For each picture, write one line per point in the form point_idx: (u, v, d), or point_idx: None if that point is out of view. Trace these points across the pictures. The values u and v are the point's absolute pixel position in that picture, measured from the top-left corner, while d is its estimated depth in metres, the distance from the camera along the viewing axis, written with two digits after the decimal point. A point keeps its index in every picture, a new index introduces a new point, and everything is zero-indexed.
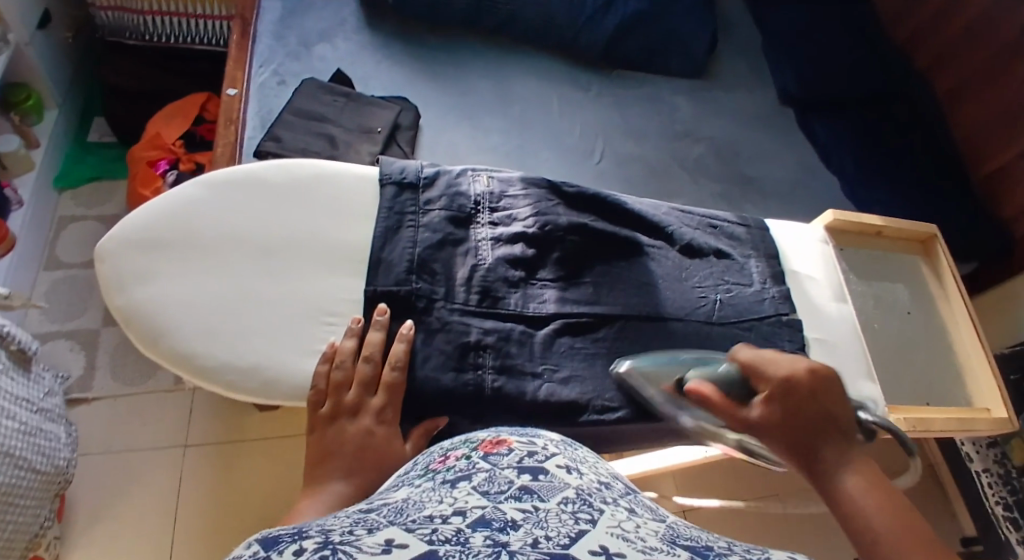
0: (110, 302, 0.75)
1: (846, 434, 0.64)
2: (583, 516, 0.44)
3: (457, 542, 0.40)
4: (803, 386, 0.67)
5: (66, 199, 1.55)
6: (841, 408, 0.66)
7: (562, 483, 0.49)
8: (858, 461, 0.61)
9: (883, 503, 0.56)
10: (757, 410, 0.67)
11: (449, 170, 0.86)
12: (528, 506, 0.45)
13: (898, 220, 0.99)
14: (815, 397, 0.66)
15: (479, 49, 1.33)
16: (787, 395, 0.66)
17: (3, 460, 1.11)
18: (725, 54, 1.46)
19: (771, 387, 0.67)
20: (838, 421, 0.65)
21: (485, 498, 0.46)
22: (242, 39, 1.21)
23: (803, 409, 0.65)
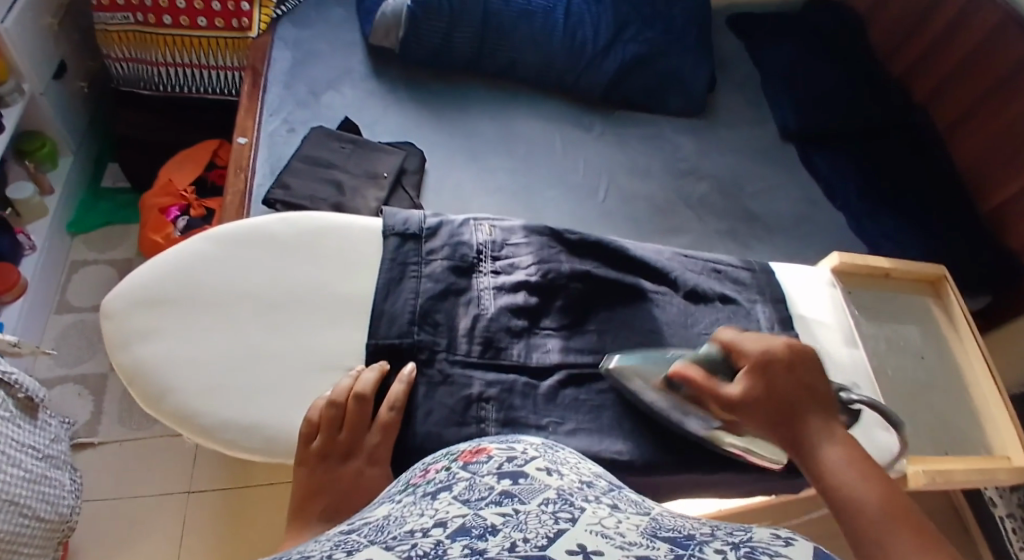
0: (115, 360, 0.75)
1: (826, 407, 0.66)
2: (563, 516, 0.47)
3: (435, 555, 0.42)
4: (786, 359, 0.68)
5: (78, 243, 1.57)
6: (822, 381, 0.68)
7: (542, 485, 0.53)
8: (839, 435, 0.63)
9: (861, 469, 0.59)
10: (742, 382, 0.68)
11: (452, 219, 0.86)
12: (508, 510, 0.48)
13: (904, 261, 0.99)
14: (801, 371, 0.68)
15: (483, 92, 1.34)
16: (772, 367, 0.68)
17: (6, 508, 1.11)
18: (729, 92, 1.46)
19: (756, 362, 0.68)
20: (816, 394, 0.67)
21: (465, 506, 0.49)
22: (253, 89, 1.24)
23: (789, 381, 0.67)
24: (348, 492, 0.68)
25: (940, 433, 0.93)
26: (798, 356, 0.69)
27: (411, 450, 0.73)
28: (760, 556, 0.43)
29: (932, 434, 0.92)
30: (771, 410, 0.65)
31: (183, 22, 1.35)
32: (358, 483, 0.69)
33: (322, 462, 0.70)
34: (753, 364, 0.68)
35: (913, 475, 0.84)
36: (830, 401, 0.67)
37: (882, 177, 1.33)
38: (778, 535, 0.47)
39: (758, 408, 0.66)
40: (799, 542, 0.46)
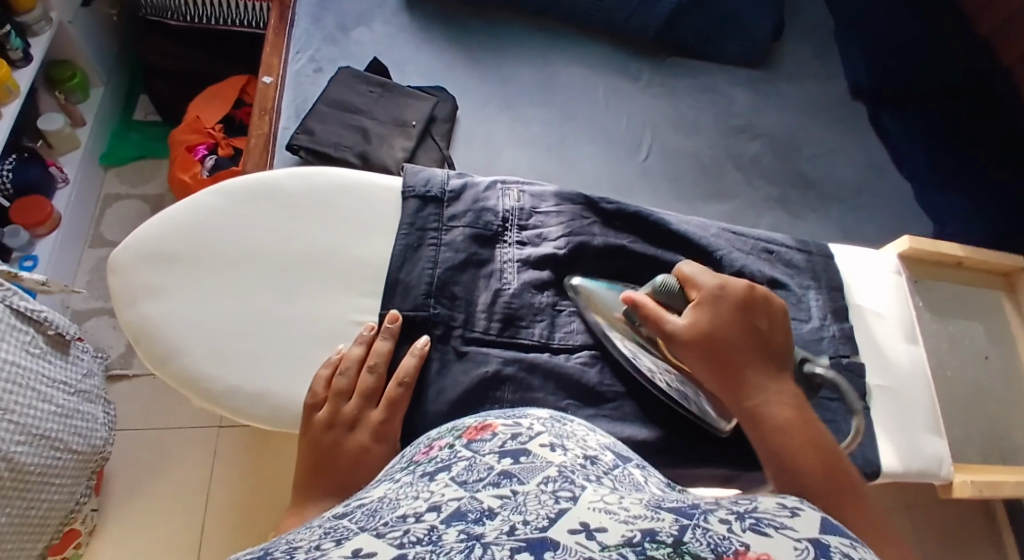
0: (121, 317, 0.71)
1: (772, 352, 0.64)
2: (563, 494, 0.42)
3: (427, 542, 0.37)
4: (738, 300, 0.65)
5: (111, 177, 1.52)
6: (774, 329, 0.66)
7: (543, 463, 0.48)
8: (780, 383, 0.63)
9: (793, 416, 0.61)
10: (691, 319, 0.65)
11: (478, 182, 0.80)
12: (506, 491, 0.43)
13: (981, 251, 0.91)
14: (755, 319, 0.65)
15: (524, 33, 1.25)
16: (723, 309, 0.65)
17: (36, 442, 0.99)
18: (793, 39, 1.34)
19: (706, 300, 0.65)
20: (766, 337, 0.65)
21: (462, 489, 0.45)
22: (280, 23, 1.16)
23: (738, 322, 0.64)
24: (350, 467, 0.65)
25: (993, 436, 0.87)
26: (755, 305, 0.66)
27: (420, 429, 0.69)
28: (765, 529, 0.39)
29: (975, 435, 0.86)
30: (712, 350, 0.63)
31: None
32: (361, 460, 0.65)
33: (326, 432, 0.67)
34: (706, 304, 0.65)
35: (960, 485, 0.80)
36: (782, 350, 0.65)
37: (954, 143, 1.22)
38: (783, 503, 0.43)
39: (702, 354, 0.63)
40: (803, 509, 0.42)
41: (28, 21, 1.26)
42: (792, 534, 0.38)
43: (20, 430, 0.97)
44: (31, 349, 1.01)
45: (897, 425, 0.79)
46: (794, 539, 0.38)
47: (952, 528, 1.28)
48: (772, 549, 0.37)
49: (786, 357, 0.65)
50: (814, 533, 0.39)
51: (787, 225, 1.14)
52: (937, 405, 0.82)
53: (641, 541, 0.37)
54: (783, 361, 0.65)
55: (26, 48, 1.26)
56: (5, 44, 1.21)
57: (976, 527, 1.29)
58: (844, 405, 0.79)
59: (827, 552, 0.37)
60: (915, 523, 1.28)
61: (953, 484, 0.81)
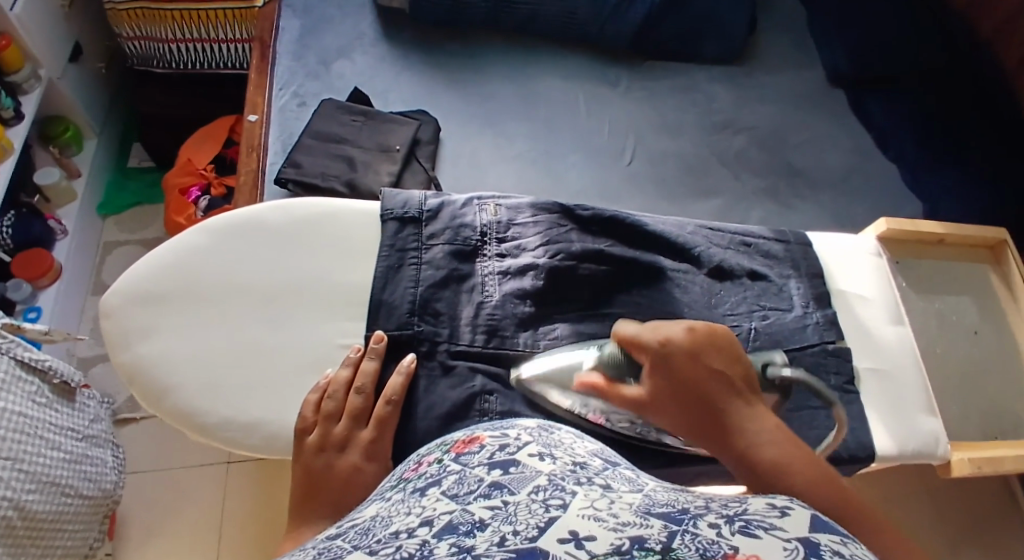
0: (115, 359, 0.73)
1: (742, 390, 0.58)
2: (554, 502, 0.40)
3: (419, 557, 0.36)
4: (688, 349, 0.59)
5: (110, 225, 1.55)
6: (733, 362, 0.59)
7: (532, 472, 0.45)
8: (766, 421, 0.57)
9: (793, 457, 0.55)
10: (647, 384, 0.60)
11: (454, 200, 0.82)
12: (497, 502, 0.41)
13: (961, 225, 0.92)
14: (711, 358, 0.59)
15: (501, 51, 1.27)
16: (673, 363, 0.59)
17: (44, 489, 1.00)
18: (768, 35, 1.35)
19: (656, 358, 0.59)
20: (732, 378, 0.58)
21: (452, 502, 0.42)
22: (262, 62, 1.19)
23: (699, 375, 0.58)
24: (343, 488, 0.66)
25: (990, 410, 0.87)
26: (708, 344, 0.59)
27: (412, 446, 0.70)
28: (755, 531, 0.37)
29: (972, 412, 0.86)
30: (683, 405, 0.58)
31: None
32: (353, 480, 0.66)
33: (318, 456, 0.67)
34: (656, 363, 0.59)
35: (958, 463, 0.80)
36: (748, 379, 0.60)
37: (938, 122, 1.22)
38: (773, 504, 0.40)
39: (674, 411, 0.59)
40: (794, 509, 0.40)
41: (17, 80, 1.29)
42: (781, 535, 0.37)
43: (30, 479, 0.98)
44: (37, 399, 1.03)
45: (888, 405, 0.80)
46: (784, 540, 0.36)
47: (968, 510, 1.28)
48: (761, 550, 0.35)
49: (751, 384, 0.60)
50: (804, 532, 0.37)
51: (775, 217, 1.14)
52: (929, 384, 0.82)
53: (630, 549, 0.35)
54: (751, 391, 0.59)
55: (17, 107, 1.30)
56: None
57: (992, 506, 1.28)
58: (836, 391, 0.79)
59: (817, 550, 0.36)
60: (932, 509, 1.27)
61: (952, 462, 0.80)
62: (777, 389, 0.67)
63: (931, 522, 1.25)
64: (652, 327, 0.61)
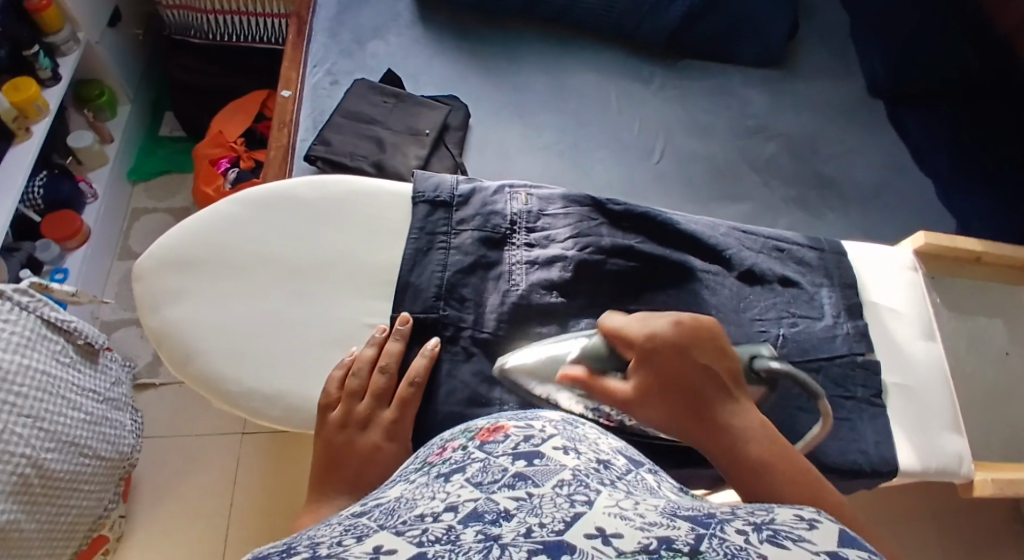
0: (143, 323, 0.73)
1: (729, 386, 0.59)
2: (579, 498, 0.40)
3: (446, 541, 0.35)
4: (676, 344, 0.59)
5: (139, 192, 1.56)
6: (719, 356, 0.60)
7: (558, 465, 0.44)
8: (749, 414, 0.59)
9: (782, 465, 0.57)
10: (633, 381, 0.60)
11: (486, 186, 0.81)
12: (522, 494, 0.41)
13: (1000, 246, 0.90)
14: (698, 355, 0.59)
15: (536, 41, 1.26)
16: (660, 358, 0.59)
17: (64, 449, 1.01)
18: (808, 39, 1.33)
19: (643, 353, 0.60)
20: (719, 375, 0.59)
21: (477, 490, 0.42)
22: (298, 38, 1.20)
23: (687, 372, 0.58)
24: (363, 466, 0.66)
25: (1013, 434, 0.86)
26: (695, 339, 0.59)
27: (431, 431, 0.70)
28: (783, 542, 0.35)
29: (993, 434, 0.85)
30: (672, 402, 0.58)
31: None
32: (373, 458, 0.66)
33: (339, 432, 0.68)
34: (643, 357, 0.60)
35: (981, 484, 0.79)
36: (733, 373, 0.61)
37: (976, 140, 1.20)
38: (801, 515, 0.39)
39: (664, 408, 0.59)
40: (824, 522, 0.38)
41: (57, 42, 1.30)
42: (810, 547, 0.35)
43: (51, 438, 0.99)
44: (61, 358, 1.04)
45: (914, 421, 0.78)
46: (813, 552, 0.34)
47: (982, 534, 1.26)
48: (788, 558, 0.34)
49: (736, 379, 0.61)
50: (833, 547, 0.35)
51: (805, 225, 1.13)
52: (956, 402, 0.81)
53: (657, 548, 0.35)
54: (736, 386, 0.60)
55: (56, 68, 1.30)
56: (35, 63, 1.25)
57: (1005, 529, 1.26)
58: (861, 403, 0.77)
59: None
60: (944, 530, 1.25)
61: (974, 483, 0.79)
62: (766, 383, 0.67)
63: (941, 543, 1.24)
64: (640, 320, 0.62)
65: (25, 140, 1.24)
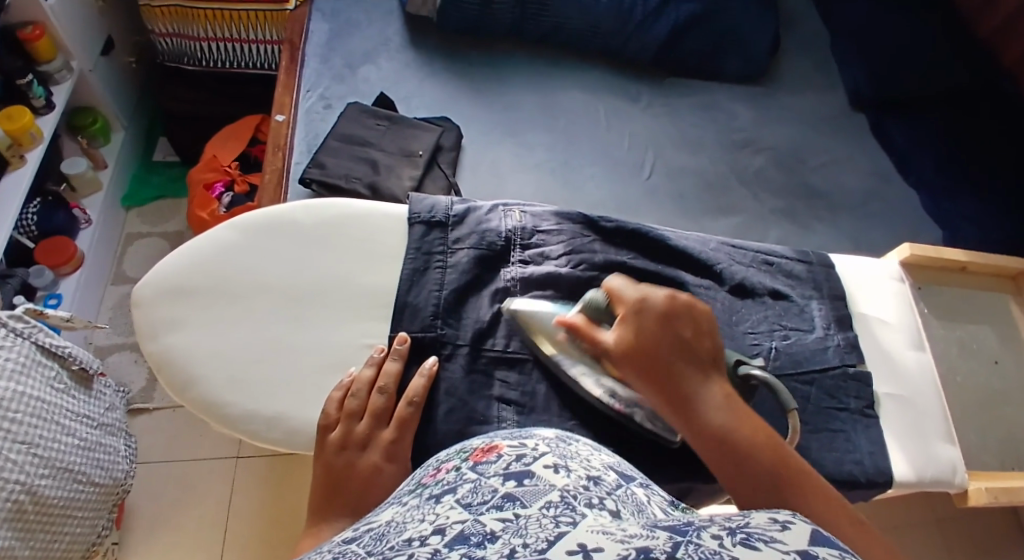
0: (143, 349, 0.74)
1: (708, 362, 0.61)
2: (564, 519, 0.40)
3: None
4: (661, 311, 0.63)
5: (133, 217, 1.56)
6: (704, 333, 0.63)
7: (546, 485, 0.45)
8: (724, 390, 0.60)
9: (750, 439, 0.57)
10: (616, 335, 0.64)
11: (480, 206, 0.83)
12: (509, 514, 0.41)
13: (983, 255, 0.92)
14: (679, 325, 0.62)
15: (525, 62, 1.28)
16: (647, 320, 0.63)
17: (58, 475, 1.01)
18: (791, 55, 1.36)
19: (631, 311, 0.64)
20: (701, 349, 0.62)
21: (466, 511, 0.42)
22: (291, 63, 1.21)
23: (667, 334, 0.61)
24: (363, 488, 0.66)
25: (1006, 440, 0.87)
26: (678, 307, 0.63)
27: (429, 450, 0.70)
28: (755, 542, 0.37)
29: (985, 441, 0.86)
30: (646, 361, 0.61)
31: None
32: (373, 479, 0.66)
33: (339, 454, 0.68)
34: (629, 316, 0.64)
35: (975, 492, 0.80)
36: (714, 355, 0.62)
37: (960, 150, 1.22)
38: (775, 517, 0.40)
39: (637, 366, 0.61)
40: (797, 524, 0.39)
41: (50, 70, 1.31)
42: (781, 546, 0.36)
43: (44, 464, 0.99)
44: (55, 384, 1.04)
45: (907, 431, 0.80)
46: (783, 551, 0.36)
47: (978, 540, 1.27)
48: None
49: (718, 361, 0.62)
50: (803, 544, 0.37)
51: (794, 238, 1.14)
52: (948, 411, 0.82)
53: None
54: (717, 368, 0.62)
55: (49, 96, 1.31)
56: (28, 93, 1.26)
57: (1004, 536, 1.27)
58: (854, 414, 0.79)
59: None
60: (943, 538, 1.26)
61: (968, 491, 0.80)
62: (744, 388, 0.69)
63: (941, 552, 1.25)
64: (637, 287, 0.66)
65: (20, 168, 1.24)
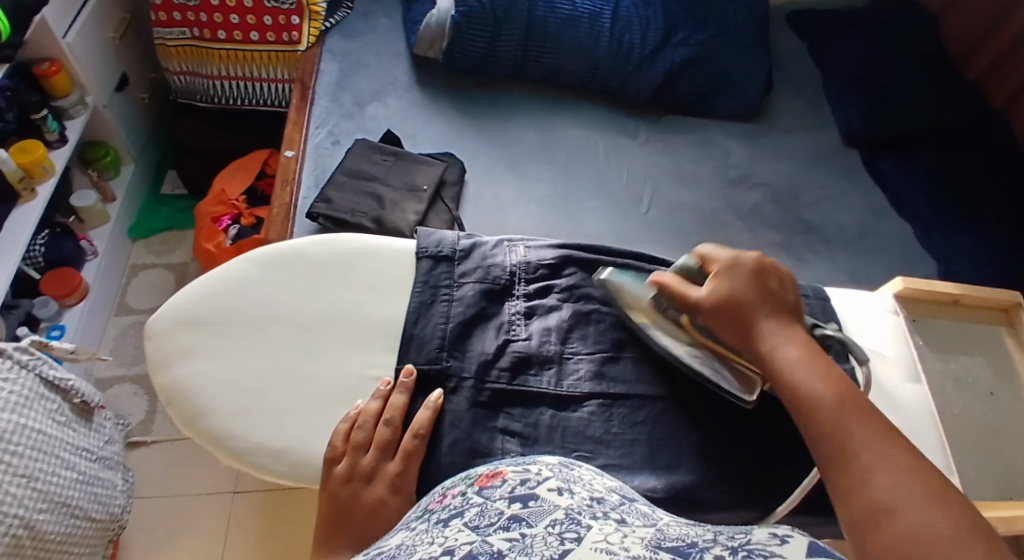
0: (154, 381, 0.75)
1: (790, 311, 0.71)
2: (569, 535, 0.42)
3: None
4: (753, 268, 0.72)
5: (138, 248, 1.58)
6: (788, 290, 0.72)
7: (551, 506, 0.46)
8: (802, 336, 0.68)
9: (825, 374, 0.64)
10: (709, 287, 0.72)
11: (485, 242, 0.85)
12: (516, 534, 0.43)
13: (976, 288, 0.95)
14: (766, 284, 0.71)
15: (526, 100, 1.32)
16: (739, 279, 0.72)
17: (56, 509, 1.01)
18: (784, 95, 1.40)
19: (722, 268, 0.73)
20: (783, 301, 0.71)
21: (474, 533, 0.44)
22: (301, 102, 1.24)
23: (756, 290, 0.71)
24: (368, 520, 0.67)
25: (1003, 470, 0.88)
26: (766, 271, 0.72)
27: (434, 481, 0.71)
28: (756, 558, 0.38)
29: (981, 472, 0.87)
30: (734, 309, 0.70)
31: (236, 36, 1.36)
32: (378, 513, 0.67)
33: (345, 486, 0.69)
34: (722, 271, 0.73)
35: None
36: (795, 311, 0.71)
37: (952, 185, 1.25)
38: (774, 533, 0.41)
39: (726, 311, 0.70)
40: (796, 537, 0.40)
41: (64, 105, 1.34)
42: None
43: (42, 499, 0.99)
44: (56, 417, 1.05)
45: None
46: None
47: None
48: None
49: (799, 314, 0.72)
50: (800, 556, 0.38)
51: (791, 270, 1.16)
52: (947, 443, 0.84)
53: None
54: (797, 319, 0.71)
55: (63, 130, 1.34)
56: (44, 126, 1.29)
57: None
58: None
59: None
60: None
61: None
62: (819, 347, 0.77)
63: None
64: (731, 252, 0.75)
65: (30, 201, 1.27)
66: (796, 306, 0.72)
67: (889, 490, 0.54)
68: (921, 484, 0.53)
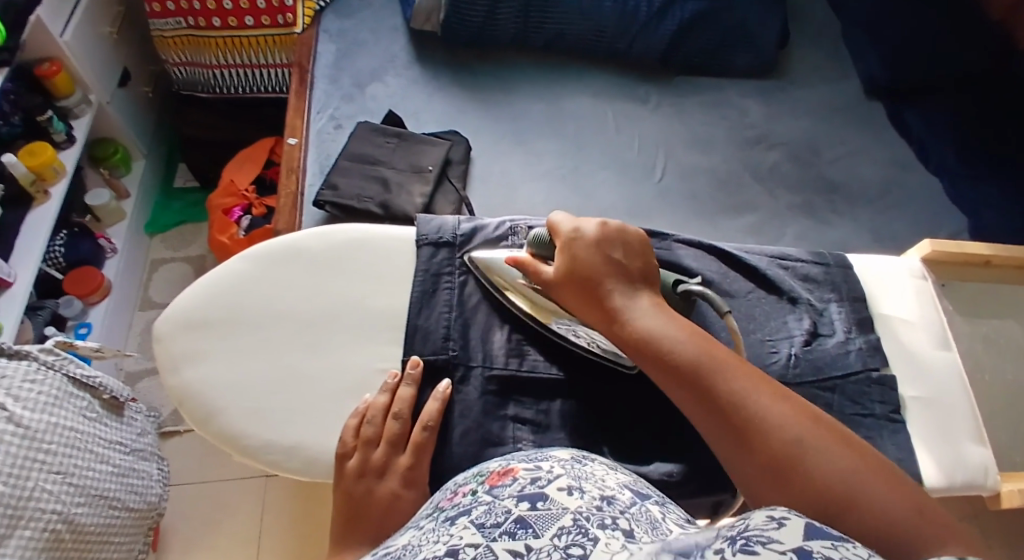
0: (165, 384, 0.75)
1: (635, 274, 0.68)
2: (574, 552, 0.40)
3: None
4: (592, 239, 0.69)
5: (156, 243, 1.59)
6: (633, 252, 0.70)
7: (560, 509, 0.44)
8: (648, 296, 0.67)
9: (685, 330, 0.63)
10: (558, 265, 0.70)
11: (487, 225, 0.83)
12: (521, 546, 0.41)
13: (1007, 247, 0.90)
14: (610, 251, 0.69)
15: (531, 70, 1.28)
16: (581, 248, 0.69)
17: (94, 502, 1.03)
18: (800, 48, 1.34)
19: (567, 243, 0.70)
20: (627, 266, 0.68)
21: (479, 533, 0.42)
22: (300, 86, 1.22)
23: (599, 260, 0.68)
24: (383, 515, 0.66)
25: None
26: (608, 238, 0.70)
27: (446, 473, 0.71)
28: (754, 547, 0.36)
29: (1010, 437, 0.84)
30: (583, 284, 0.68)
31: (230, 23, 1.33)
32: (393, 507, 0.66)
33: (358, 482, 0.68)
34: (567, 247, 0.70)
35: (1007, 495, 0.78)
36: (641, 272, 0.69)
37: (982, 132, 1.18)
38: (773, 515, 0.39)
39: (575, 289, 0.69)
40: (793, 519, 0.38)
41: (68, 105, 1.33)
42: (777, 548, 0.36)
43: (80, 492, 1.01)
44: (87, 413, 1.06)
45: (934, 435, 0.77)
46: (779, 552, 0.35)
47: None
48: None
49: (647, 273, 0.69)
50: (799, 542, 0.36)
51: (814, 233, 1.12)
52: (977, 410, 0.80)
53: None
54: (644, 279, 0.69)
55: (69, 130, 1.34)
56: (50, 128, 1.29)
57: None
58: (879, 419, 0.77)
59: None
60: None
61: (1002, 494, 0.78)
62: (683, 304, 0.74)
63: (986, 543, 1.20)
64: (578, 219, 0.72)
65: (44, 203, 1.27)
66: (642, 262, 0.70)
67: (783, 434, 0.53)
68: (796, 417, 0.54)
